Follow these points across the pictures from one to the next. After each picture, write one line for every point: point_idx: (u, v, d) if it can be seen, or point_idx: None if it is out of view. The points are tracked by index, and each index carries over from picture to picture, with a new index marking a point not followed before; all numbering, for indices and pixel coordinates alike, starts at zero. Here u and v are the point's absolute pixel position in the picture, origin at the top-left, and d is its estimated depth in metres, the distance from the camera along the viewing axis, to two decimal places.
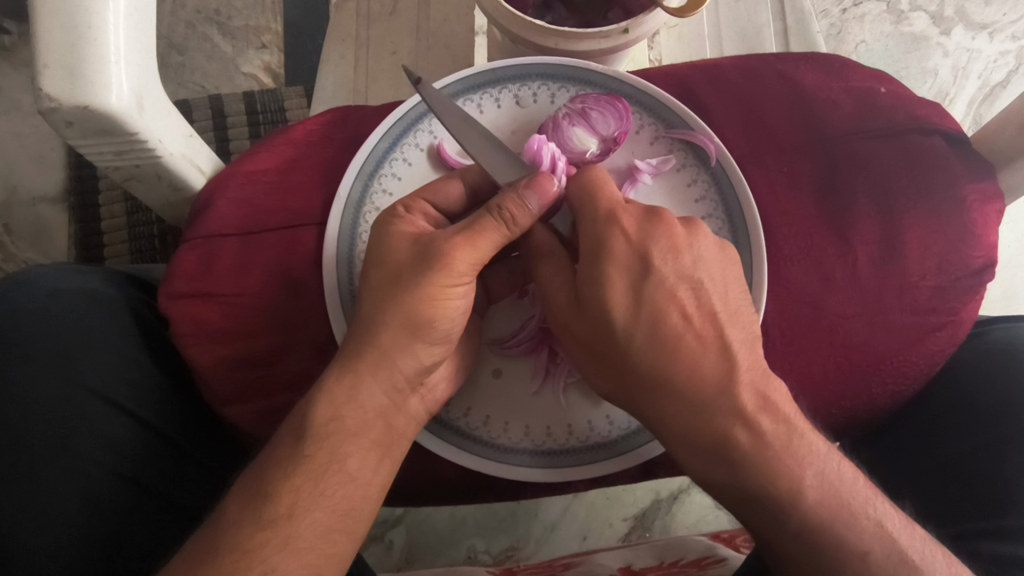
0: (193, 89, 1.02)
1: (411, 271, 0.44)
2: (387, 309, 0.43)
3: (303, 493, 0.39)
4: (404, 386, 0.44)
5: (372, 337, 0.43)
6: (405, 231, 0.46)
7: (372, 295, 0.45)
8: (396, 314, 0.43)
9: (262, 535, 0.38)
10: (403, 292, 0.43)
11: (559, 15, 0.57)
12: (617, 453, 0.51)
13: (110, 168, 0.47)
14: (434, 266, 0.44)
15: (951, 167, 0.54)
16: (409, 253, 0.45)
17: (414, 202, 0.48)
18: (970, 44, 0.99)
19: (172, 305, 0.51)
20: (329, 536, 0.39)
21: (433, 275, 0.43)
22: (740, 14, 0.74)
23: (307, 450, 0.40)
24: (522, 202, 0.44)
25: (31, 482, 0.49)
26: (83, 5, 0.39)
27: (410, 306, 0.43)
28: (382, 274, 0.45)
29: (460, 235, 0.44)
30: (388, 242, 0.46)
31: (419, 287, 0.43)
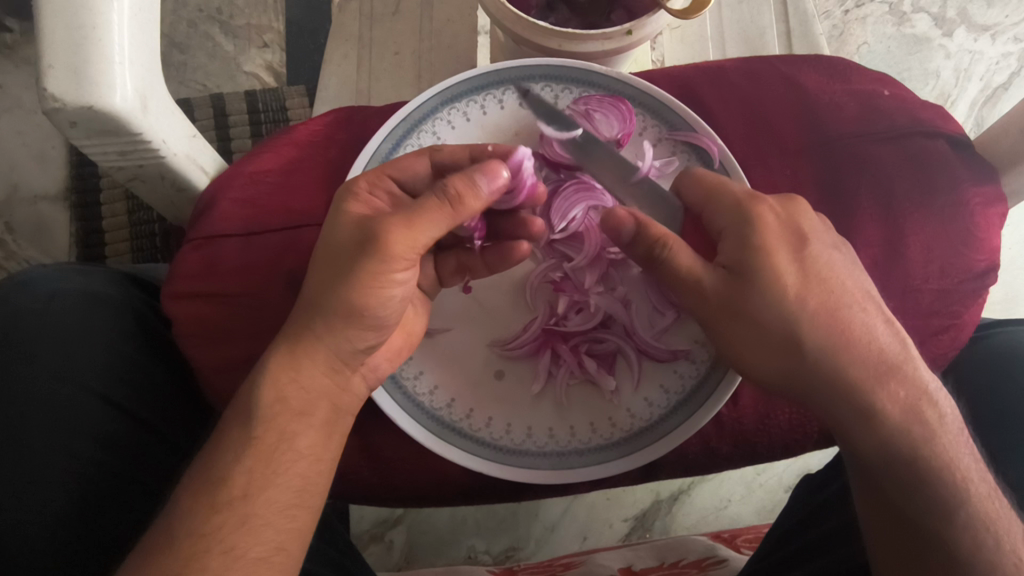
0: (194, 88, 1.02)
1: (349, 253, 0.42)
2: (326, 295, 0.42)
3: (258, 474, 0.39)
4: (343, 366, 0.44)
5: (312, 320, 0.42)
6: (347, 208, 0.44)
7: (313, 277, 0.43)
8: (331, 297, 0.42)
9: (218, 517, 0.38)
10: (341, 278, 0.42)
11: (561, 17, 0.56)
12: (618, 456, 0.51)
13: (114, 167, 0.47)
14: (369, 254, 0.41)
15: (954, 170, 0.54)
16: (350, 235, 0.42)
17: (379, 179, 0.46)
18: (973, 46, 0.99)
19: (173, 304, 0.52)
20: (287, 513, 0.39)
21: (369, 262, 0.41)
22: (743, 15, 0.73)
23: (256, 433, 0.40)
24: (473, 186, 0.43)
25: (28, 478, 0.48)
26: (87, 4, 0.39)
27: (344, 293, 0.42)
28: (322, 251, 0.43)
29: (400, 216, 0.42)
30: (336, 222, 0.43)
31: (354, 272, 0.41)
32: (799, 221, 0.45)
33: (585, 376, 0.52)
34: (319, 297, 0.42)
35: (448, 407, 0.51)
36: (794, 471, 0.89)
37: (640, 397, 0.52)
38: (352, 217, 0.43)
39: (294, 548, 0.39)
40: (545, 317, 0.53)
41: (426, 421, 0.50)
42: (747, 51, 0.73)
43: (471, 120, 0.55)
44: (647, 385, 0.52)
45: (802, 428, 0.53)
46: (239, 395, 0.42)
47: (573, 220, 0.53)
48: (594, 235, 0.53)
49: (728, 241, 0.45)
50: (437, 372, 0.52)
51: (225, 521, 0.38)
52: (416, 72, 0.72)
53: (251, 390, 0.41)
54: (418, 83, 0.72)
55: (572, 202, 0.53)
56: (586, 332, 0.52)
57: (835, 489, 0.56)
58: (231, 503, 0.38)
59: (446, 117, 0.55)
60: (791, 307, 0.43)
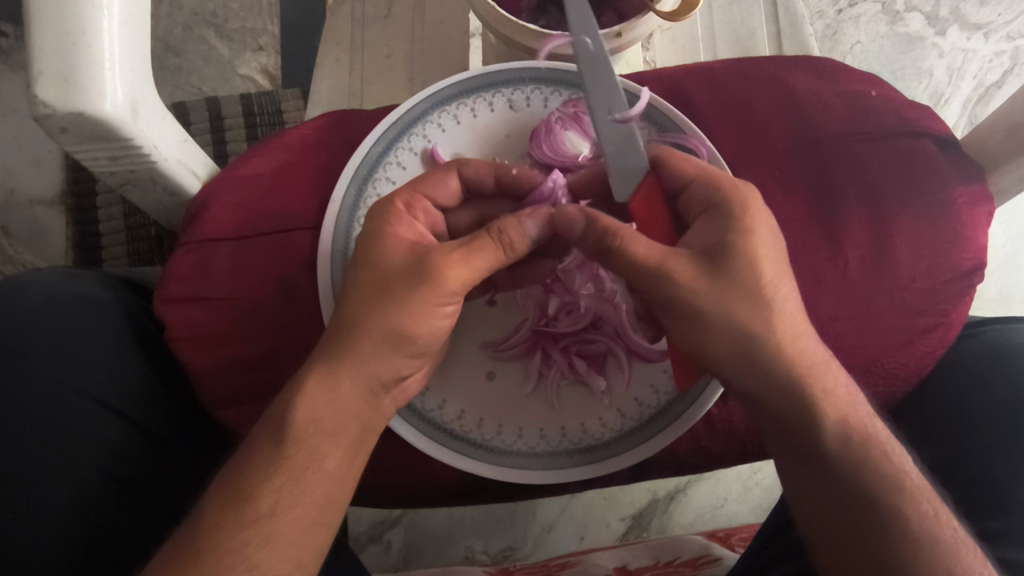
0: (190, 91, 1.02)
1: (402, 280, 0.42)
2: (369, 316, 0.42)
3: (287, 493, 0.39)
4: (378, 392, 0.43)
5: (357, 340, 0.42)
6: (385, 238, 0.44)
7: (350, 300, 0.43)
8: (378, 322, 0.42)
9: (242, 534, 0.38)
10: (388, 301, 0.42)
11: (552, 19, 0.55)
12: (611, 455, 0.51)
13: (106, 173, 0.48)
14: (424, 281, 0.42)
15: (940, 169, 0.55)
16: (402, 261, 0.43)
17: (416, 198, 0.47)
18: (965, 45, 1.00)
19: (167, 308, 0.52)
20: (308, 530, 0.39)
21: (418, 290, 0.42)
22: (733, 16, 0.74)
23: (287, 453, 0.40)
24: (522, 227, 0.44)
25: (29, 491, 0.49)
26: (78, 12, 0.39)
27: (395, 317, 0.42)
28: (365, 276, 0.43)
29: (456, 249, 0.43)
30: (383, 246, 0.44)
31: (409, 300, 0.42)
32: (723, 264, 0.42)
33: (576, 376, 0.52)
34: (359, 319, 0.42)
35: (440, 410, 0.51)
36: None
37: (631, 397, 0.52)
38: (400, 243, 0.44)
39: (307, 563, 0.39)
40: (535, 317, 0.53)
41: (418, 423, 0.50)
42: (737, 52, 0.74)
43: (462, 122, 0.56)
44: (638, 385, 0.52)
45: None
46: (272, 411, 0.41)
47: None
48: None
49: (702, 222, 0.44)
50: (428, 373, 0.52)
51: (249, 539, 0.38)
52: (409, 75, 0.73)
53: (278, 404, 0.41)
54: (411, 85, 0.72)
55: None
56: (576, 332, 0.53)
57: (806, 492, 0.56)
58: (253, 517, 0.38)
59: (436, 120, 0.55)
60: None
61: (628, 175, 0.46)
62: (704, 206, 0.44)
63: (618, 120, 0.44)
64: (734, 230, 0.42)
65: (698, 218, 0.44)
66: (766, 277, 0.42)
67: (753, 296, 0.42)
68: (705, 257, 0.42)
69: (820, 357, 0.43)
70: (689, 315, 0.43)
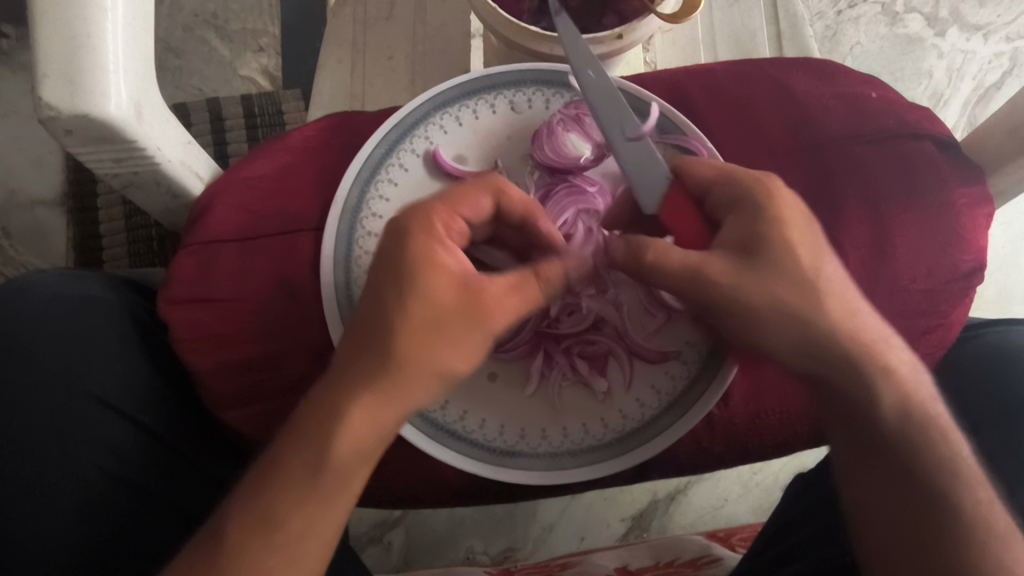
0: (191, 92, 1.03)
1: (457, 322, 0.41)
2: (422, 356, 0.40)
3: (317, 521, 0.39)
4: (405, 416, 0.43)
5: (405, 381, 0.40)
6: (433, 270, 0.41)
7: (402, 337, 0.40)
8: (431, 364, 0.40)
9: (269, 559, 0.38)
10: (445, 343, 0.41)
11: (554, 21, 0.56)
12: (612, 456, 0.51)
13: (109, 175, 0.48)
14: (479, 325, 0.41)
15: (940, 170, 0.55)
16: (453, 298, 0.41)
17: (451, 220, 0.44)
18: (965, 46, 1.00)
19: (171, 309, 0.52)
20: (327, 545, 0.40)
21: (474, 335, 0.41)
22: (733, 18, 0.74)
23: (323, 484, 0.39)
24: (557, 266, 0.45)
25: (34, 493, 0.49)
26: (83, 14, 0.39)
27: (450, 359, 0.41)
28: (418, 313, 0.40)
29: (505, 288, 0.42)
30: (433, 281, 0.41)
31: (462, 344, 0.41)
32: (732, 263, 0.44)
33: (577, 377, 0.53)
34: (408, 359, 0.40)
35: (441, 410, 0.51)
36: (789, 469, 0.90)
37: (632, 398, 0.52)
38: (449, 279, 0.41)
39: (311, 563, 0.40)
40: (538, 319, 0.52)
41: (420, 425, 0.50)
42: (737, 54, 0.74)
43: (463, 124, 0.56)
44: (639, 386, 0.52)
45: (792, 429, 0.54)
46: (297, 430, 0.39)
47: (565, 223, 0.54)
48: (585, 236, 0.53)
49: (733, 219, 0.46)
50: None
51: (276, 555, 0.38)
52: (410, 77, 0.73)
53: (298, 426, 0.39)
54: (412, 87, 0.72)
55: (563, 202, 0.54)
56: (577, 333, 0.53)
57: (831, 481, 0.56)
58: (284, 531, 0.38)
59: (438, 122, 0.55)
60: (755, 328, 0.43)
61: (653, 187, 0.48)
62: (733, 202, 0.46)
63: (631, 139, 0.48)
64: (768, 222, 0.44)
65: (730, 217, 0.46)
66: (807, 266, 0.44)
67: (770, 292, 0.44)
68: (739, 252, 0.44)
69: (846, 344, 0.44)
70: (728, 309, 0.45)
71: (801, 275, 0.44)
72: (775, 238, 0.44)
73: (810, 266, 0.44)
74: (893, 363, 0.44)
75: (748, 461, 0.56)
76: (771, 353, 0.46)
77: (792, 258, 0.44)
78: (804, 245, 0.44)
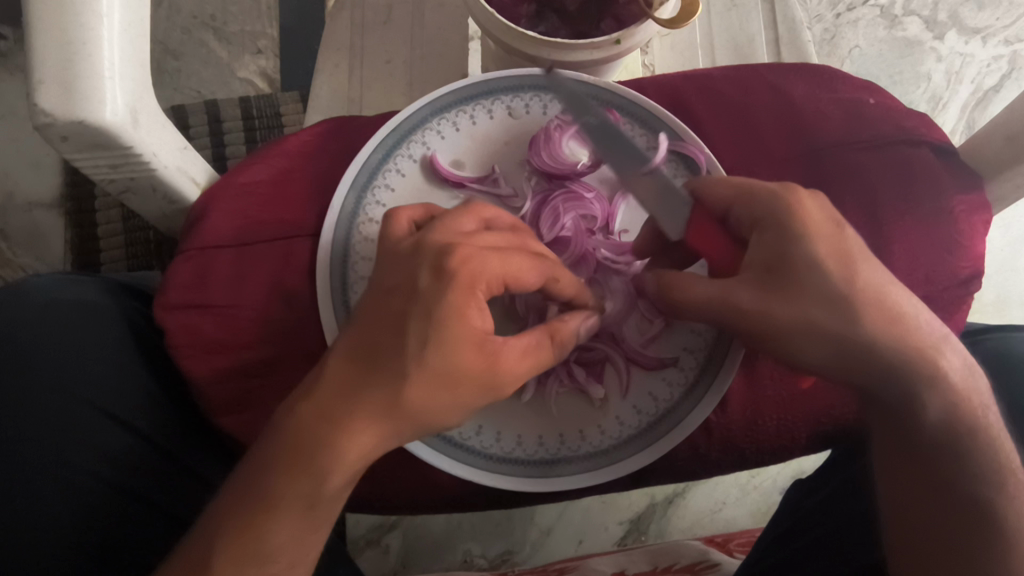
0: (189, 95, 1.02)
1: (471, 384, 0.40)
2: (428, 412, 0.39)
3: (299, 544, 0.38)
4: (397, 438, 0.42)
5: (405, 433, 0.39)
6: (461, 325, 0.39)
7: (413, 389, 0.38)
8: (434, 419, 0.40)
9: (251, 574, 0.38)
10: (452, 401, 0.39)
11: (552, 26, 0.56)
12: (609, 463, 0.51)
13: (105, 180, 0.48)
14: (489, 385, 0.40)
15: (939, 178, 0.55)
16: (473, 360, 0.39)
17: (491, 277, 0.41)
18: (964, 49, 1.00)
19: (167, 315, 0.52)
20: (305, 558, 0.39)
21: (478, 398, 0.40)
22: (732, 22, 0.74)
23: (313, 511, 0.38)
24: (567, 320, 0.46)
25: (27, 499, 0.48)
26: (79, 21, 0.39)
27: (451, 418, 0.40)
28: (434, 370, 0.39)
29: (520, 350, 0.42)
30: (457, 342, 0.39)
31: (469, 402, 0.40)
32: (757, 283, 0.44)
33: (574, 384, 0.52)
34: (413, 411, 0.39)
35: None
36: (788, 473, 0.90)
37: (629, 405, 0.52)
38: (473, 339, 0.40)
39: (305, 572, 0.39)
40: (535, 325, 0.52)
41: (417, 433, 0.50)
42: (736, 58, 0.74)
43: (461, 129, 0.56)
44: (637, 394, 0.52)
45: (790, 435, 0.54)
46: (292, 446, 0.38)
47: (562, 228, 0.54)
48: (581, 238, 0.53)
49: (757, 237, 0.45)
50: None
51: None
52: (408, 80, 0.73)
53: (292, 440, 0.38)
54: (410, 91, 0.72)
55: (562, 210, 0.54)
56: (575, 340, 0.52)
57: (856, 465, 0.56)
58: (274, 554, 0.38)
59: (435, 127, 0.55)
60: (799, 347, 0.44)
61: (678, 216, 0.49)
62: (756, 218, 0.45)
63: (643, 174, 0.50)
64: (793, 239, 0.43)
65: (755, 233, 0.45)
66: (839, 279, 0.43)
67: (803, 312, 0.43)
68: (768, 274, 0.44)
69: (879, 359, 0.44)
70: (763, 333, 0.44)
71: (832, 293, 0.43)
72: (800, 253, 0.43)
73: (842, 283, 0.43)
74: (918, 381, 0.44)
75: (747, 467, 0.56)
76: (804, 368, 0.45)
77: (818, 274, 0.43)
78: (832, 255, 0.43)
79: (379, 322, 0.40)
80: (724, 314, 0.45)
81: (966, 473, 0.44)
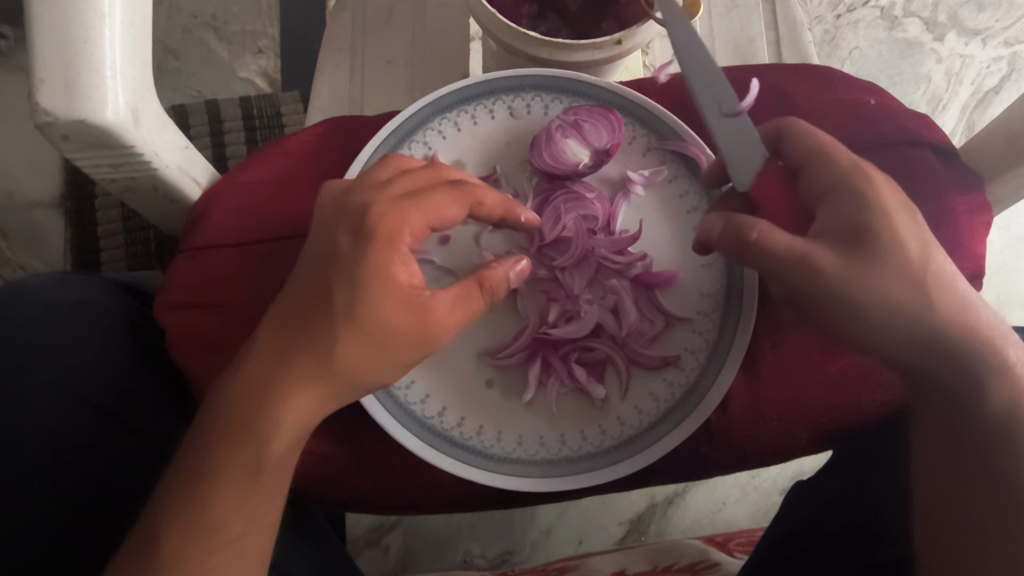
0: (189, 95, 1.02)
1: (399, 335, 0.41)
2: (359, 367, 0.41)
3: (246, 509, 0.39)
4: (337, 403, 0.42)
5: (338, 391, 0.41)
6: (384, 280, 0.41)
7: (343, 346, 0.40)
8: (363, 374, 0.41)
9: (203, 545, 0.37)
10: (382, 357, 0.41)
11: (553, 26, 0.56)
12: (609, 463, 0.51)
13: (105, 180, 0.48)
14: (420, 336, 0.42)
15: (941, 179, 0.55)
16: (402, 316, 0.41)
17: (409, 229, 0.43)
18: (963, 50, 1.00)
19: (166, 314, 0.52)
20: (256, 525, 0.39)
21: (409, 352, 0.42)
22: (732, 24, 0.74)
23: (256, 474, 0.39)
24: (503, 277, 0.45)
25: (24, 497, 0.48)
26: (80, 20, 0.39)
27: (384, 373, 0.42)
28: (360, 327, 0.41)
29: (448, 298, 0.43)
30: (381, 296, 0.41)
31: (399, 356, 0.42)
32: (828, 249, 0.44)
33: (575, 384, 0.52)
34: (344, 366, 0.41)
35: (440, 416, 0.51)
36: (788, 474, 0.90)
37: (630, 405, 0.52)
38: (399, 294, 0.41)
39: None
40: (535, 325, 0.52)
41: (420, 431, 0.50)
42: (736, 59, 0.74)
43: (461, 130, 0.56)
44: (637, 394, 0.52)
45: (792, 436, 0.54)
46: (238, 413, 0.39)
47: (563, 228, 0.54)
48: (582, 238, 0.53)
49: (828, 206, 0.46)
50: (427, 381, 0.52)
51: (227, 557, 0.38)
52: (409, 81, 0.73)
53: (232, 408, 0.39)
54: (410, 91, 0.72)
55: (562, 210, 0.54)
56: (576, 340, 0.52)
57: (882, 449, 0.54)
58: (225, 526, 0.38)
59: (436, 127, 0.55)
60: (860, 313, 0.44)
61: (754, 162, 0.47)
62: (825, 187, 0.46)
63: (726, 115, 0.47)
64: (868, 210, 0.44)
65: (826, 201, 0.46)
66: (913, 255, 0.44)
67: (873, 276, 0.43)
68: (841, 241, 0.44)
69: (948, 331, 0.43)
70: (824, 299, 0.44)
71: (903, 268, 0.43)
72: (883, 228, 0.44)
73: (920, 259, 0.44)
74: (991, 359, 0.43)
75: (751, 466, 0.56)
76: (857, 338, 0.45)
77: (893, 247, 0.43)
78: (908, 232, 0.44)
79: (307, 288, 0.42)
80: (798, 276, 0.44)
81: (994, 472, 0.43)
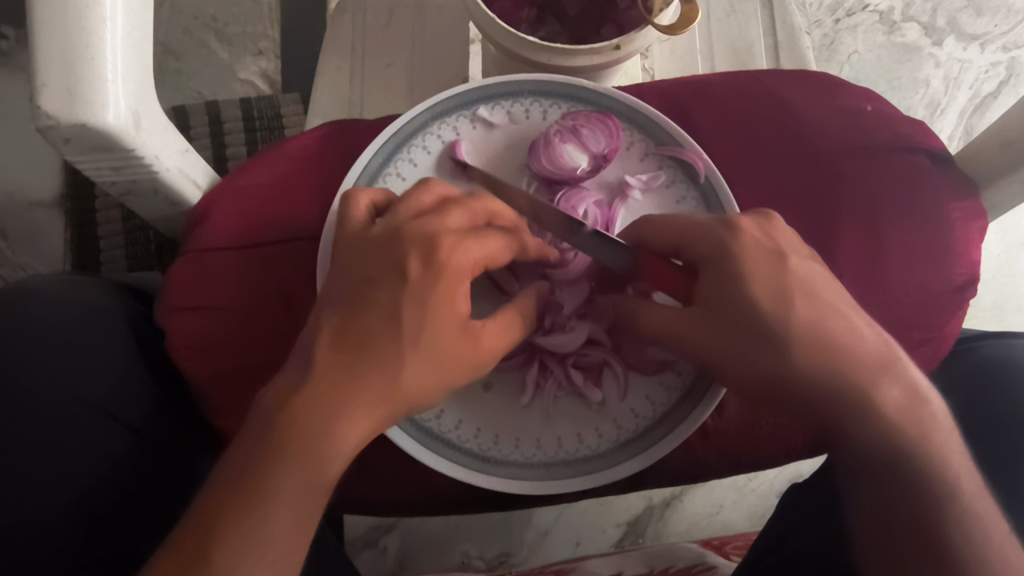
0: (190, 96, 1.03)
1: (455, 359, 0.43)
2: (418, 387, 0.42)
3: (294, 524, 0.39)
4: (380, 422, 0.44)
5: (395, 411, 0.42)
6: (445, 311, 0.42)
7: (403, 367, 0.41)
8: (420, 394, 0.42)
9: (246, 559, 0.37)
10: (437, 379, 0.42)
11: (552, 30, 0.56)
12: (603, 467, 0.52)
13: (106, 183, 0.48)
14: (473, 358, 0.43)
15: (937, 186, 0.55)
16: (456, 340, 0.43)
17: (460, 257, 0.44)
18: (961, 55, 1.01)
19: (168, 316, 0.53)
20: (298, 536, 0.39)
21: (461, 377, 0.43)
22: (731, 28, 0.75)
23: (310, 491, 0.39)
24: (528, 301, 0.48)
25: (25, 496, 0.48)
26: (82, 25, 0.39)
27: (436, 395, 0.43)
28: (420, 349, 0.41)
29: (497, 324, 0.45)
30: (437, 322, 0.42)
31: (451, 379, 0.43)
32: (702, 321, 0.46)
33: (573, 388, 0.53)
34: (405, 391, 0.41)
35: (437, 419, 0.51)
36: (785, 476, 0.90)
37: (626, 408, 0.52)
38: (455, 323, 0.42)
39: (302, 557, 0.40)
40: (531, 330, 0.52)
41: (417, 434, 0.50)
42: (734, 64, 0.74)
43: (460, 134, 0.56)
44: (634, 397, 0.53)
45: (785, 438, 0.55)
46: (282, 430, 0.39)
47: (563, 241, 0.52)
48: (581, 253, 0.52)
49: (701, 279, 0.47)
50: None
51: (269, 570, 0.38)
52: (409, 84, 0.73)
53: (280, 427, 0.39)
54: (410, 94, 0.73)
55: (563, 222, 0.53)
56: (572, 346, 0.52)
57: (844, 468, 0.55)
58: (273, 541, 0.38)
59: (436, 132, 0.56)
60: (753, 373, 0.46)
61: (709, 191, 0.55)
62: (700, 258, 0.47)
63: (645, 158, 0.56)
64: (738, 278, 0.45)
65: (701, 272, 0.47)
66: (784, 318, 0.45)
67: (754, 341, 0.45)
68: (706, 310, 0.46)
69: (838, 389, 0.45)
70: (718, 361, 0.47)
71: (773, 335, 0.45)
72: (745, 298, 0.45)
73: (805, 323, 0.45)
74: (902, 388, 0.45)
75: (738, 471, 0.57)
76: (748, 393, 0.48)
77: (756, 311, 0.45)
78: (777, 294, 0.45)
79: (367, 310, 0.42)
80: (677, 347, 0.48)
81: None
